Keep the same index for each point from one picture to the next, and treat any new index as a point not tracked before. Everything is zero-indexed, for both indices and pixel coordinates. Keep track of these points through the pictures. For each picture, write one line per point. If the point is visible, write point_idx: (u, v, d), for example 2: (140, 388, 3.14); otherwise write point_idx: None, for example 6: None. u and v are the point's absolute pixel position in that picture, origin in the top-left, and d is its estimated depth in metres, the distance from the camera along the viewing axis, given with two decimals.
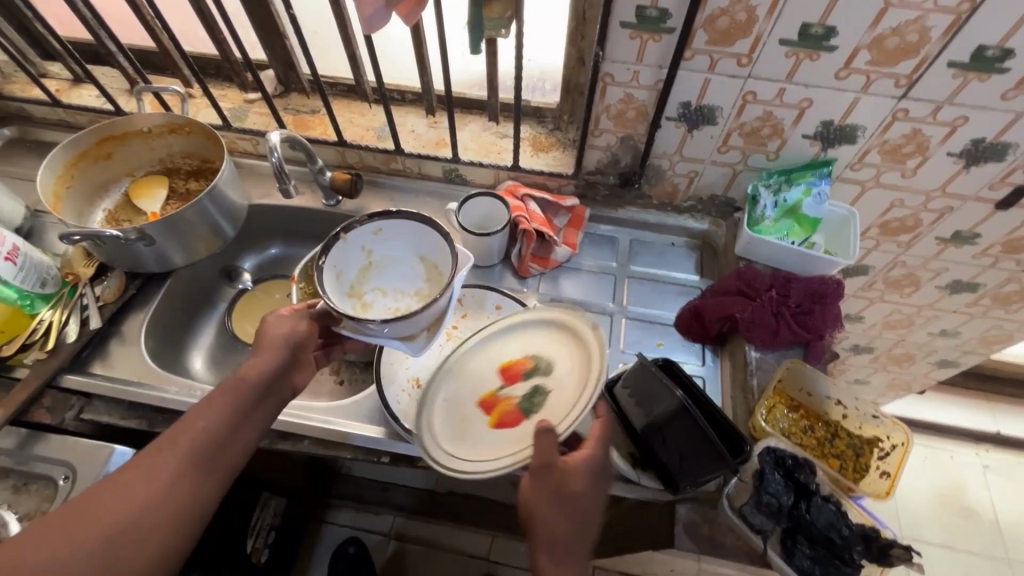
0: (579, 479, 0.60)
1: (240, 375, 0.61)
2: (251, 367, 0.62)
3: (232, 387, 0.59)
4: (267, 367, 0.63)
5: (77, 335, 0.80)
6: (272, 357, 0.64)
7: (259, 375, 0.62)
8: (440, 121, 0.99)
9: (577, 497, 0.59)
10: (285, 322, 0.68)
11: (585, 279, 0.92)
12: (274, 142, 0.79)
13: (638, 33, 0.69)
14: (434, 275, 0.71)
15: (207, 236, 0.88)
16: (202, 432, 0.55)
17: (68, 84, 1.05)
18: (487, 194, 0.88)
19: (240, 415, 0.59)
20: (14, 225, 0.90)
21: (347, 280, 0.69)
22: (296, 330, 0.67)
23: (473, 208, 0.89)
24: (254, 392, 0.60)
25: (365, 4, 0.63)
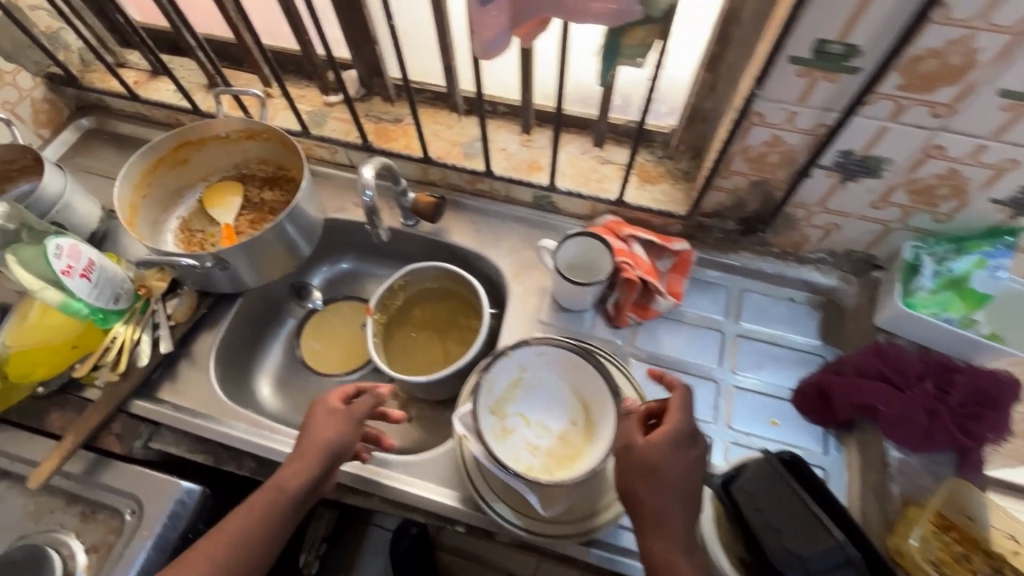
0: (647, 490, 0.54)
1: (275, 483, 0.60)
2: (288, 477, 0.60)
3: (266, 501, 0.59)
4: (299, 484, 0.60)
5: (149, 356, 0.77)
6: (304, 473, 0.61)
7: (292, 491, 0.60)
8: (534, 139, 0.89)
9: (672, 479, 0.54)
10: (331, 425, 0.64)
11: (688, 335, 0.81)
12: (369, 179, 0.72)
13: (810, 71, 0.56)
14: (584, 419, 0.66)
15: (283, 257, 0.82)
16: (236, 544, 0.57)
17: (146, 75, 1.01)
18: (587, 236, 0.78)
19: (273, 531, 0.59)
20: (89, 231, 0.87)
21: (495, 397, 0.66)
22: (336, 437, 0.63)
23: (571, 247, 0.79)
24: (291, 508, 0.60)
25: (487, 26, 0.53)
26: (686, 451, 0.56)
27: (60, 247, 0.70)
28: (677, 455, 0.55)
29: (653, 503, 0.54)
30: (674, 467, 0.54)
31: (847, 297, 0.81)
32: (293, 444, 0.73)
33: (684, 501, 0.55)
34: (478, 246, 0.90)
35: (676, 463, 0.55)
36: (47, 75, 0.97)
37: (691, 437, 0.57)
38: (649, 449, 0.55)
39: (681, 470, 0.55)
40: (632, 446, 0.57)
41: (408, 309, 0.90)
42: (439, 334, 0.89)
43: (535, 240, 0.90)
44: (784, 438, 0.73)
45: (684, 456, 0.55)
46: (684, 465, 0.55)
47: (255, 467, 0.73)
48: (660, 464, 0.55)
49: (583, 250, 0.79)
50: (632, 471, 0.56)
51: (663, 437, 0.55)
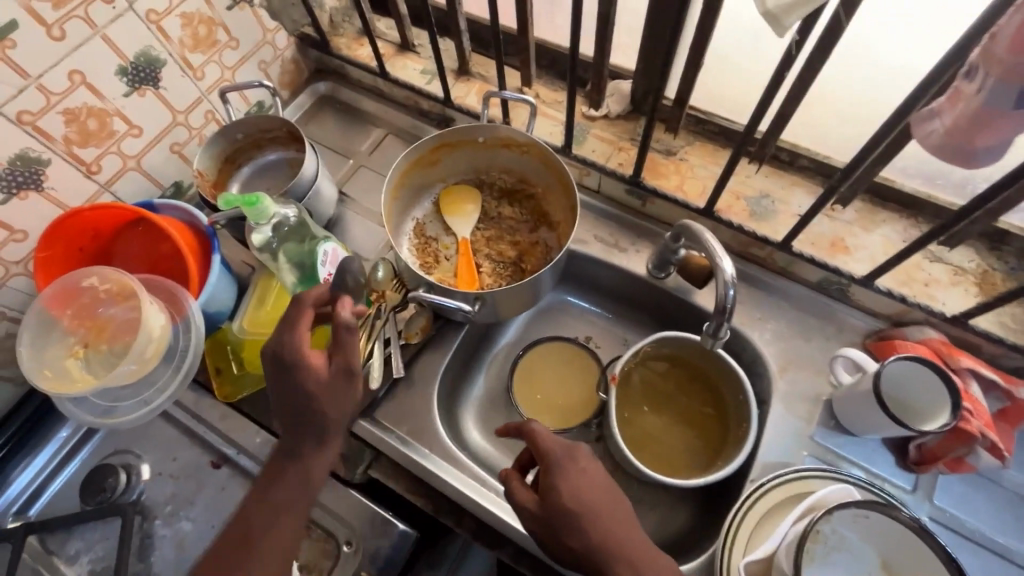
0: (579, 535, 0.53)
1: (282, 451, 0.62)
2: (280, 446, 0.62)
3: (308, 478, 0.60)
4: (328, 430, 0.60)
5: (381, 378, 0.72)
6: (330, 451, 0.62)
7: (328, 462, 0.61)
8: (841, 210, 0.73)
9: (599, 504, 0.54)
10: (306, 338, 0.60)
11: (1007, 505, 0.65)
12: (730, 274, 0.57)
13: None
14: None
15: (532, 295, 0.73)
16: (283, 531, 0.58)
17: (394, 48, 0.93)
18: (920, 361, 0.61)
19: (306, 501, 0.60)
20: (327, 218, 0.83)
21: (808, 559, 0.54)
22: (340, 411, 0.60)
23: (902, 371, 0.63)
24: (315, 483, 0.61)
25: (992, 131, 0.39)
26: (570, 466, 0.56)
27: (326, 253, 0.66)
28: (569, 481, 0.55)
29: (596, 540, 0.53)
30: (579, 487, 0.54)
31: None
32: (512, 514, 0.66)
33: (625, 522, 0.55)
34: (738, 322, 0.76)
35: (580, 484, 0.55)
36: (300, 35, 0.92)
37: (569, 453, 0.57)
38: (548, 496, 0.54)
39: (572, 487, 0.54)
40: (530, 506, 0.55)
41: (632, 372, 0.78)
42: (662, 409, 0.77)
43: (809, 329, 0.75)
44: None
45: (571, 470, 0.56)
46: (585, 480, 0.55)
47: (473, 528, 0.68)
48: (563, 497, 0.54)
49: (923, 381, 0.62)
50: (560, 523, 0.53)
51: (546, 474, 0.56)
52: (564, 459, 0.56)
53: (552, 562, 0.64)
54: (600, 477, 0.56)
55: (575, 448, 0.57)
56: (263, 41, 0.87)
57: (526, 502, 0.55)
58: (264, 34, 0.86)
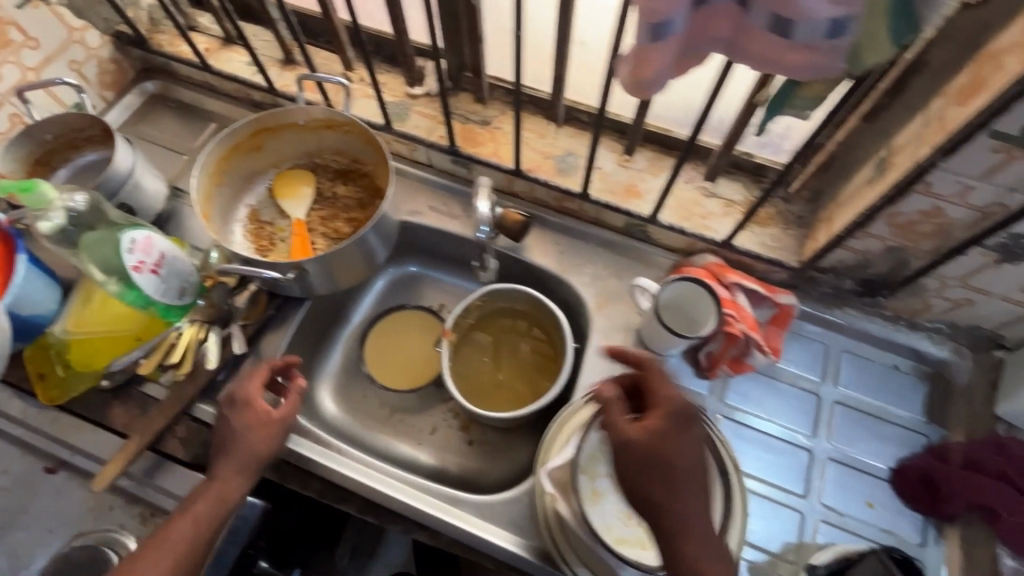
0: (662, 492, 0.52)
1: (221, 490, 0.62)
2: (229, 486, 0.62)
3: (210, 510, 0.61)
4: (251, 454, 0.64)
5: (217, 359, 0.73)
6: (245, 484, 0.63)
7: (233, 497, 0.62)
8: (634, 160, 0.82)
9: (689, 480, 0.53)
10: (236, 383, 0.68)
11: (781, 395, 0.76)
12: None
13: (1009, 148, 0.48)
14: None
15: (362, 262, 0.77)
16: (168, 563, 0.57)
17: (218, 42, 0.94)
18: (683, 279, 0.74)
19: (211, 531, 0.60)
20: (155, 212, 0.82)
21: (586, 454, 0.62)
22: (266, 449, 0.65)
23: (675, 287, 0.75)
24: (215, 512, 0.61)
25: (651, 64, 0.46)
26: (682, 428, 0.54)
27: (134, 241, 0.66)
28: (681, 438, 0.53)
29: (666, 497, 0.52)
30: (689, 457, 0.53)
31: (960, 373, 0.75)
32: (350, 466, 0.70)
33: (701, 491, 0.53)
34: (560, 270, 0.84)
35: (687, 452, 0.53)
36: (115, 33, 0.91)
37: (685, 412, 0.55)
38: (647, 440, 0.53)
39: (681, 451, 0.53)
40: (629, 439, 0.53)
41: (497, 343, 0.86)
42: (528, 372, 0.84)
43: (621, 269, 0.83)
44: (879, 522, 0.69)
45: (686, 436, 0.54)
46: (692, 453, 0.53)
47: (320, 488, 0.71)
48: (671, 457, 0.52)
49: (694, 294, 0.75)
50: (635, 469, 0.52)
51: (661, 420, 0.54)
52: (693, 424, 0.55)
53: (391, 505, 0.69)
54: (699, 445, 0.55)
55: (689, 409, 0.55)
56: (70, 40, 0.85)
57: (620, 427, 0.54)
58: (70, 33, 0.85)
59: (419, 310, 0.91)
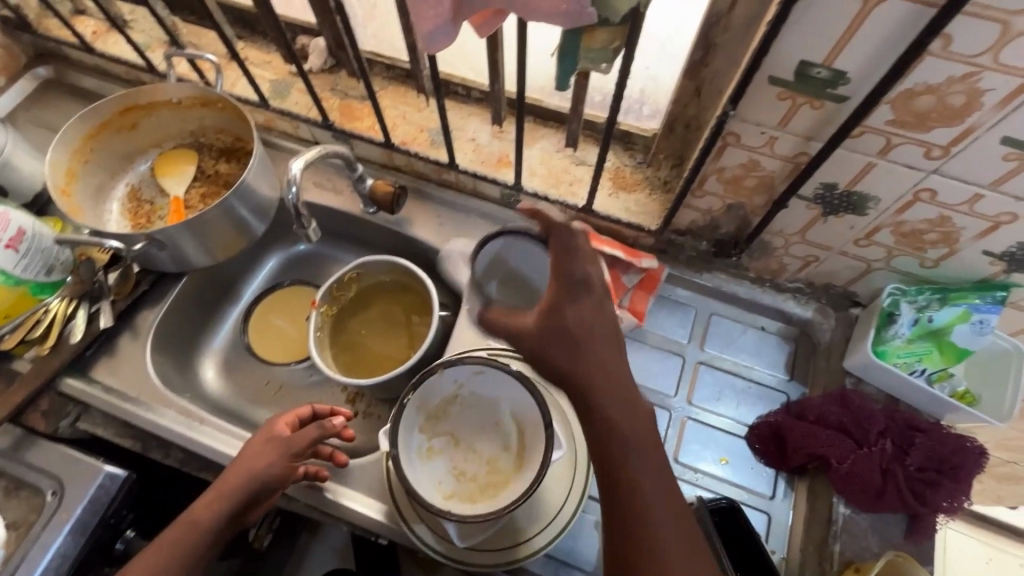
0: (571, 351, 0.50)
1: (191, 514, 0.60)
2: (207, 504, 0.60)
3: (179, 534, 0.59)
4: (248, 480, 0.61)
5: (82, 333, 0.74)
6: (217, 514, 0.59)
7: (203, 527, 0.59)
8: (507, 131, 0.83)
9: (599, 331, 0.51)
10: (258, 453, 0.63)
11: (647, 357, 0.77)
12: (296, 173, 0.63)
13: (791, 94, 0.49)
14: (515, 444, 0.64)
15: (232, 235, 0.78)
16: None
17: (105, 26, 0.94)
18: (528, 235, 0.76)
19: (195, 555, 0.58)
20: (33, 192, 0.83)
21: (426, 414, 0.65)
22: (266, 468, 0.62)
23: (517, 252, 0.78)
24: (196, 543, 0.58)
25: (425, 17, 0.47)
26: (584, 298, 0.51)
27: None
28: (587, 304, 0.51)
29: (572, 358, 0.50)
30: (586, 314, 0.51)
31: (823, 332, 0.76)
32: (215, 437, 0.71)
33: (603, 341, 0.50)
34: (439, 241, 0.85)
35: (588, 314, 0.51)
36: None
37: (587, 287, 0.52)
38: (556, 322, 0.50)
39: (580, 313, 0.51)
40: (526, 331, 0.51)
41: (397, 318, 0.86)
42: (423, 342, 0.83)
43: None
44: (731, 478, 0.70)
45: (586, 301, 0.51)
46: (600, 311, 0.51)
47: (181, 458, 0.72)
48: (572, 319, 0.51)
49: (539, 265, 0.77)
50: (553, 345, 0.50)
51: (557, 298, 0.51)
52: (604, 295, 0.52)
53: None
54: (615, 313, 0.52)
55: (596, 283, 0.52)
56: None
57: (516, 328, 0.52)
58: None
59: (308, 288, 0.92)
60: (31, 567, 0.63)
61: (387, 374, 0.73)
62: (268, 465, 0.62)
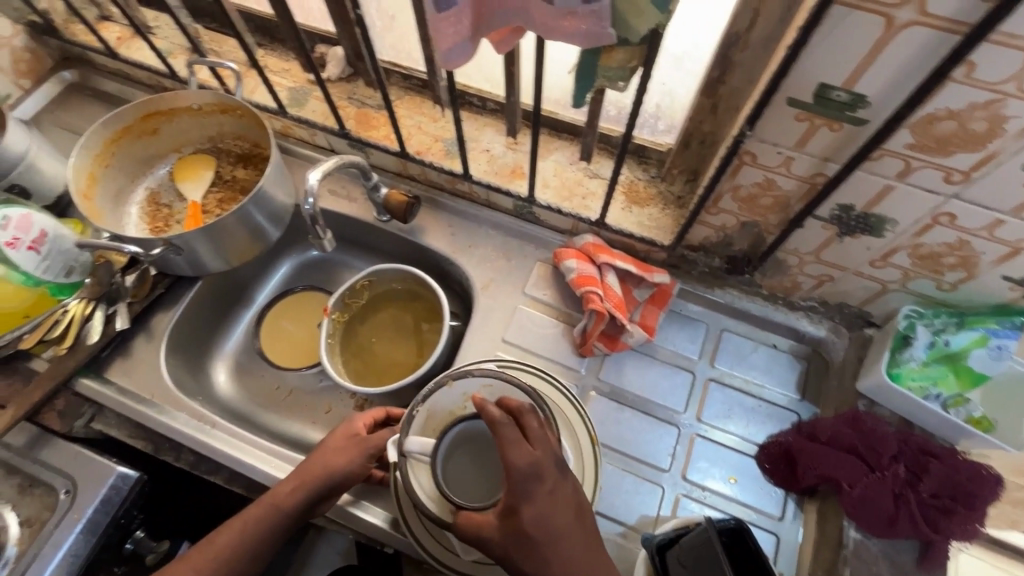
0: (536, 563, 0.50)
1: (272, 498, 0.62)
2: (290, 488, 0.62)
3: (265, 515, 0.61)
4: (323, 479, 0.62)
5: (99, 334, 0.75)
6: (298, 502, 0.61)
7: (286, 510, 0.61)
8: (521, 143, 0.83)
9: (561, 514, 0.51)
10: (340, 453, 0.64)
11: (657, 372, 0.76)
12: (312, 185, 0.63)
13: (810, 116, 0.49)
14: None
15: (248, 241, 0.79)
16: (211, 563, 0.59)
17: (129, 32, 0.96)
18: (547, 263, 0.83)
19: (270, 539, 0.61)
20: (56, 194, 0.85)
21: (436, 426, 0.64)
22: (345, 467, 0.63)
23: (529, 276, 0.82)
24: (276, 526, 0.61)
25: (445, 34, 0.47)
26: (538, 488, 0.51)
27: (8, 219, 0.69)
28: (540, 501, 0.50)
29: (542, 536, 0.50)
30: (546, 521, 0.50)
31: (835, 351, 0.75)
32: (226, 441, 0.72)
33: (569, 519, 0.52)
34: (451, 251, 0.85)
35: (542, 514, 0.50)
36: (28, 23, 0.93)
37: (538, 473, 0.51)
38: (516, 522, 0.49)
39: (537, 512, 0.50)
40: (490, 540, 0.51)
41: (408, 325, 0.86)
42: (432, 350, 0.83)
43: (511, 251, 0.84)
44: (740, 497, 0.69)
45: (542, 494, 0.51)
46: (552, 503, 0.51)
47: (192, 461, 0.72)
48: (530, 522, 0.50)
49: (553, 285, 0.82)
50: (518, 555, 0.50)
51: (509, 495, 0.50)
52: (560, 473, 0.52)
53: (257, 476, 0.71)
54: (568, 492, 0.53)
55: (544, 472, 0.51)
56: None
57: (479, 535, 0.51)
58: None
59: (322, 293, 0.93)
60: (42, 566, 0.64)
61: (397, 383, 0.73)
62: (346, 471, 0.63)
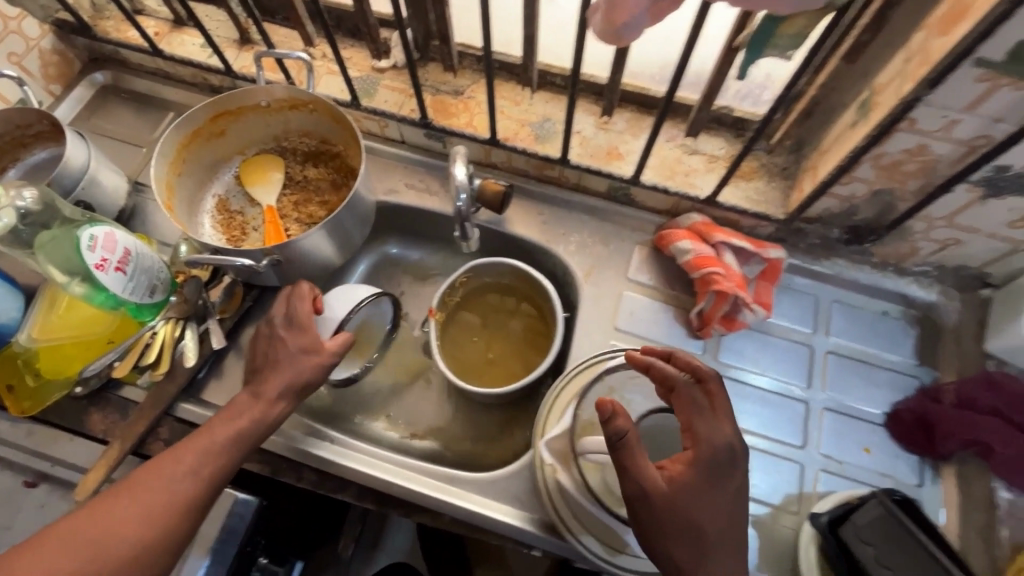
0: (689, 543, 0.52)
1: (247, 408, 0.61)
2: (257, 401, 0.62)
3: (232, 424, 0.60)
4: (254, 416, 0.61)
5: (196, 355, 0.70)
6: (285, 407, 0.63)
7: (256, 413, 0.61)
8: (614, 122, 0.80)
9: (727, 508, 0.53)
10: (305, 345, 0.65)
11: (775, 348, 0.75)
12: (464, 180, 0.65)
13: (994, 76, 0.47)
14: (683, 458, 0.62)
15: (339, 245, 0.74)
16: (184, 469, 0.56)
17: (168, 26, 0.89)
18: (648, 246, 0.81)
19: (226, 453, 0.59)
20: (118, 208, 0.78)
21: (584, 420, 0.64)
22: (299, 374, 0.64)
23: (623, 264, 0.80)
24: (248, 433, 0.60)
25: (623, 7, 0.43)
26: (723, 481, 0.53)
27: (94, 238, 0.63)
28: (710, 485, 0.53)
29: (703, 517, 0.52)
30: (711, 511, 0.52)
31: (949, 314, 0.75)
32: (344, 455, 0.68)
33: (726, 513, 0.53)
34: (545, 240, 0.82)
35: (714, 501, 0.52)
36: (55, 22, 0.85)
37: (725, 458, 0.53)
38: (678, 491, 0.52)
39: (710, 503, 0.52)
40: (653, 492, 0.51)
41: (506, 320, 0.83)
42: (536, 344, 0.81)
43: (608, 235, 0.82)
44: (876, 466, 0.69)
45: (723, 487, 0.53)
46: (727, 499, 0.53)
47: (314, 480, 0.69)
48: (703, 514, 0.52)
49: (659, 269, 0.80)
50: (670, 523, 0.52)
51: (689, 470, 0.53)
52: (736, 474, 0.54)
53: (390, 491, 0.67)
54: (736, 500, 0.54)
55: (734, 458, 0.54)
56: (7, 30, 0.79)
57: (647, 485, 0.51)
58: (6, 23, 0.79)
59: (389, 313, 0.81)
60: None
61: (519, 383, 0.71)
62: (275, 396, 0.62)
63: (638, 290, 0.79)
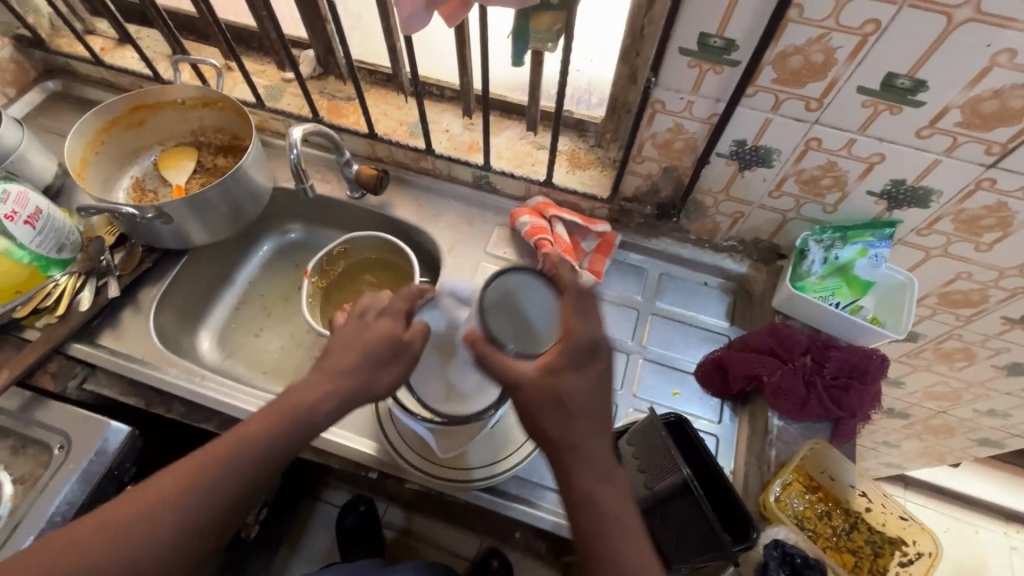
0: (557, 419, 0.54)
1: (306, 404, 0.58)
2: (307, 389, 0.59)
3: (291, 410, 0.58)
4: (308, 408, 0.58)
5: (90, 303, 0.81)
6: (332, 396, 0.59)
7: (310, 409, 0.58)
8: (477, 123, 0.95)
9: (593, 404, 0.54)
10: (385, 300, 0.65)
11: (606, 310, 0.87)
12: (296, 139, 0.78)
13: (698, 62, 0.62)
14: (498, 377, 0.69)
15: (229, 217, 0.86)
16: (244, 461, 0.55)
17: (113, 44, 1.05)
18: (504, 227, 0.93)
19: (278, 447, 0.57)
20: (44, 184, 0.91)
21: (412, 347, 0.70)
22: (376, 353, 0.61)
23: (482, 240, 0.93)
24: (300, 427, 0.58)
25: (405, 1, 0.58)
26: (589, 366, 0.55)
27: (7, 192, 0.73)
28: (577, 373, 0.55)
29: (568, 426, 0.54)
30: (578, 392, 0.54)
31: (756, 284, 0.87)
32: (207, 387, 0.78)
33: (595, 415, 0.55)
34: (417, 220, 0.95)
35: (580, 384, 0.55)
36: (15, 37, 1.01)
37: (590, 350, 0.55)
38: (549, 380, 0.54)
39: (574, 383, 0.54)
40: (522, 378, 0.55)
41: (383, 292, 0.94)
42: None
43: (472, 218, 0.95)
44: (681, 407, 0.79)
45: (589, 370, 0.55)
46: (590, 389, 0.55)
47: (183, 412, 0.78)
48: (570, 393, 0.54)
49: (514, 245, 0.92)
50: (536, 404, 0.55)
51: (559, 358, 0.55)
52: (602, 356, 0.56)
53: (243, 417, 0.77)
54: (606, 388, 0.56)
55: (598, 351, 0.56)
56: None
57: (514, 372, 0.55)
58: None
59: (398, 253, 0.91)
60: (38, 513, 0.67)
61: None
62: (327, 395, 0.59)
63: (494, 262, 0.90)
